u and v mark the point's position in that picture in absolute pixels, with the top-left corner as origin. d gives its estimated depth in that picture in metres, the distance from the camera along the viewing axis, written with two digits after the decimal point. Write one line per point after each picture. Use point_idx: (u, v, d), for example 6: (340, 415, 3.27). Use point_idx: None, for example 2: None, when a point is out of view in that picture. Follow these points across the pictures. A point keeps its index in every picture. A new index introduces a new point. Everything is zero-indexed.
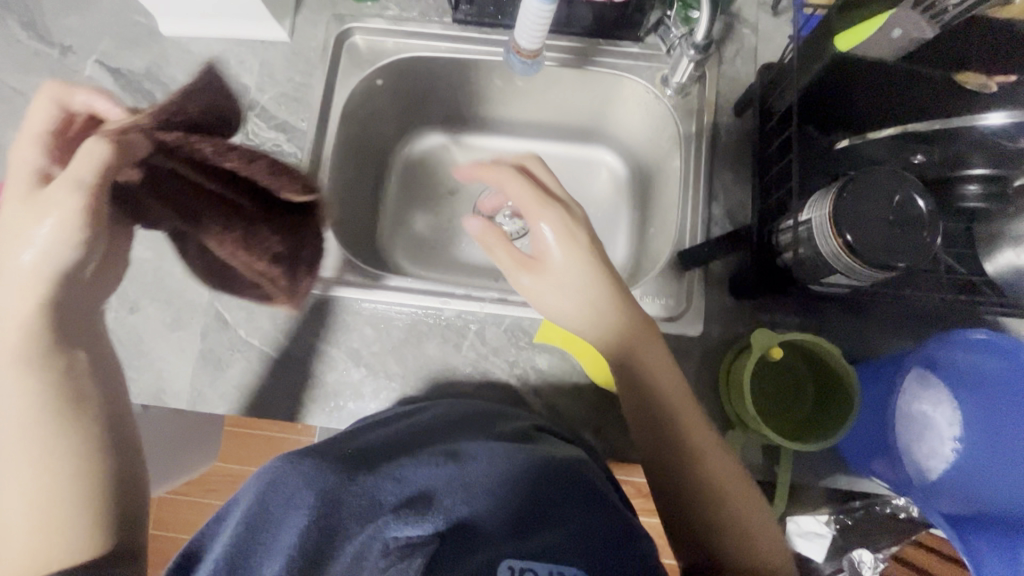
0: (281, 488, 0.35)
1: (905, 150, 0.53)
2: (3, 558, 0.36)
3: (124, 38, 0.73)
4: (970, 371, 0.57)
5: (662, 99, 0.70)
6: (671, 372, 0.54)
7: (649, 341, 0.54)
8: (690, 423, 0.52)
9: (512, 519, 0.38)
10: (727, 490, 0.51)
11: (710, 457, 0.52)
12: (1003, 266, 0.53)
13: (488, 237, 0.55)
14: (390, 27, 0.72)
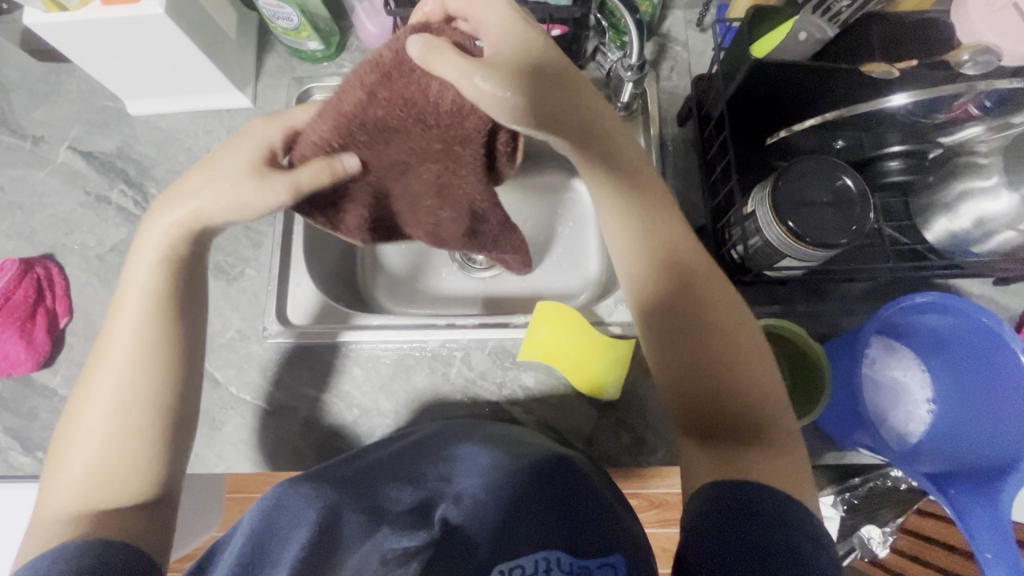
0: (284, 508, 0.38)
1: (827, 137, 0.58)
2: (63, 482, 0.46)
3: (93, 122, 0.76)
4: (927, 333, 0.60)
5: (610, 118, 0.75)
6: (734, 311, 0.51)
7: (721, 287, 0.51)
8: (756, 369, 0.48)
9: (497, 521, 0.42)
10: (785, 437, 0.46)
11: (766, 385, 0.48)
12: (941, 234, 0.58)
13: (432, 51, 0.45)
14: None
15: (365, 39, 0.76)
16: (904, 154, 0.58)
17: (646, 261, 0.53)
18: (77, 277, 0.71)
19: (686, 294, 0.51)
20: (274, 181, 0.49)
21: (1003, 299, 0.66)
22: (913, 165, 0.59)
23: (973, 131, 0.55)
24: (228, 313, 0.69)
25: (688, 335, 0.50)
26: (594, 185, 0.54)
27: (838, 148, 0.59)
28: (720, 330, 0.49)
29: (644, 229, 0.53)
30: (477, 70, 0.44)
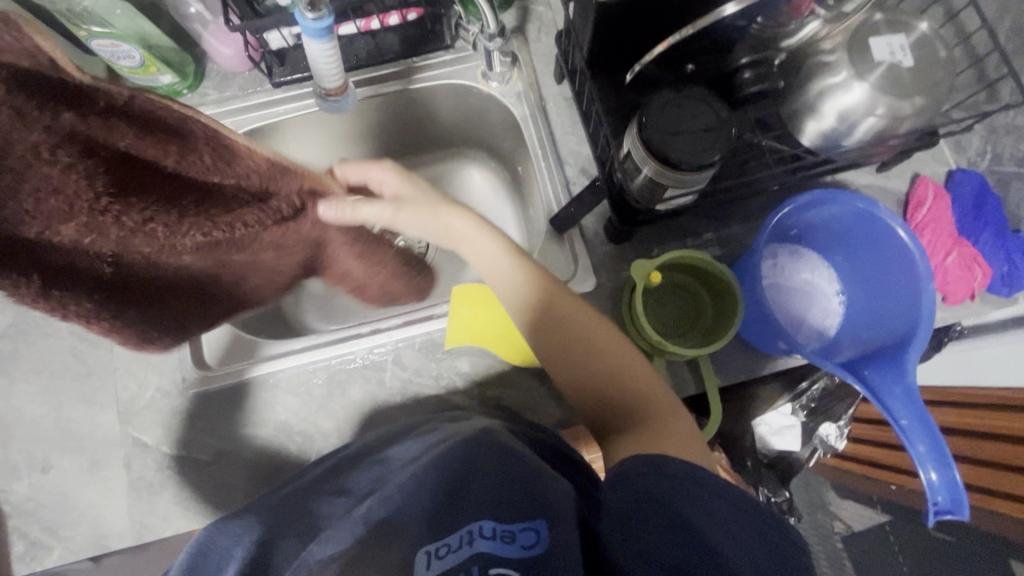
0: (209, 543, 0.42)
1: (677, 61, 0.59)
2: None
3: None
4: (823, 231, 0.62)
5: (490, 91, 0.75)
6: (597, 323, 0.56)
7: (568, 299, 0.57)
8: (617, 358, 0.54)
9: (425, 503, 0.41)
10: (657, 407, 0.52)
11: (633, 381, 0.53)
12: (813, 135, 0.61)
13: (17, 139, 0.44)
14: (215, 110, 0.73)
15: (223, 62, 0.73)
16: (751, 64, 0.60)
17: (512, 300, 0.58)
18: None
19: (550, 320, 0.56)
20: None
21: (887, 183, 0.69)
22: (759, 75, 0.60)
23: (813, 27, 0.58)
24: (141, 373, 0.66)
25: (562, 356, 0.55)
26: (459, 239, 0.60)
27: (688, 74, 0.60)
28: (586, 347, 0.55)
29: (505, 272, 0.58)
30: (397, 206, 0.59)
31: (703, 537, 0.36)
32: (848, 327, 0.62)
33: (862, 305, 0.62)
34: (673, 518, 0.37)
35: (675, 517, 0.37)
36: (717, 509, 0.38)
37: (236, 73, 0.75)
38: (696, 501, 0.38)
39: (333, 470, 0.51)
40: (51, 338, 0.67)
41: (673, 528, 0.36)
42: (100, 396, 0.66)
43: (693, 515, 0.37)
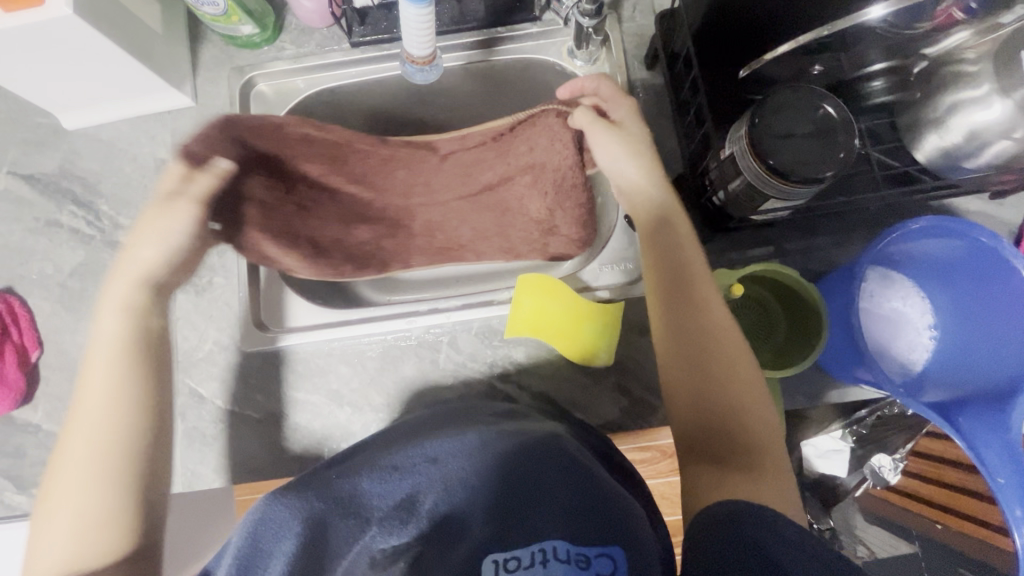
0: (271, 521, 0.39)
1: (804, 62, 0.56)
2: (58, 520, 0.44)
3: (28, 143, 0.72)
4: (926, 261, 0.57)
5: (574, 71, 0.71)
6: (740, 345, 0.52)
7: (710, 304, 0.53)
8: (738, 384, 0.50)
9: (494, 503, 0.44)
10: (765, 456, 0.47)
11: (751, 420, 0.49)
12: (931, 151, 0.56)
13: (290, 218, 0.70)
14: (292, 66, 0.72)
15: (303, 16, 0.70)
16: (887, 73, 0.56)
17: (666, 284, 0.55)
18: (41, 308, 0.68)
19: (694, 321, 0.53)
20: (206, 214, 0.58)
21: (1000, 212, 0.63)
22: (893, 84, 0.57)
23: (959, 37, 0.52)
24: (202, 326, 0.67)
25: (691, 363, 0.52)
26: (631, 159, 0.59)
27: (815, 76, 0.57)
28: (715, 357, 0.51)
29: (671, 256, 0.55)
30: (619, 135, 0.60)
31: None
32: (937, 365, 0.58)
33: (956, 344, 0.57)
34: (760, 560, 0.37)
35: (767, 563, 0.37)
36: (811, 557, 0.37)
37: (314, 28, 0.73)
38: (796, 552, 0.37)
39: (391, 440, 0.52)
40: None
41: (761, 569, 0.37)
42: None
43: (785, 558, 0.37)
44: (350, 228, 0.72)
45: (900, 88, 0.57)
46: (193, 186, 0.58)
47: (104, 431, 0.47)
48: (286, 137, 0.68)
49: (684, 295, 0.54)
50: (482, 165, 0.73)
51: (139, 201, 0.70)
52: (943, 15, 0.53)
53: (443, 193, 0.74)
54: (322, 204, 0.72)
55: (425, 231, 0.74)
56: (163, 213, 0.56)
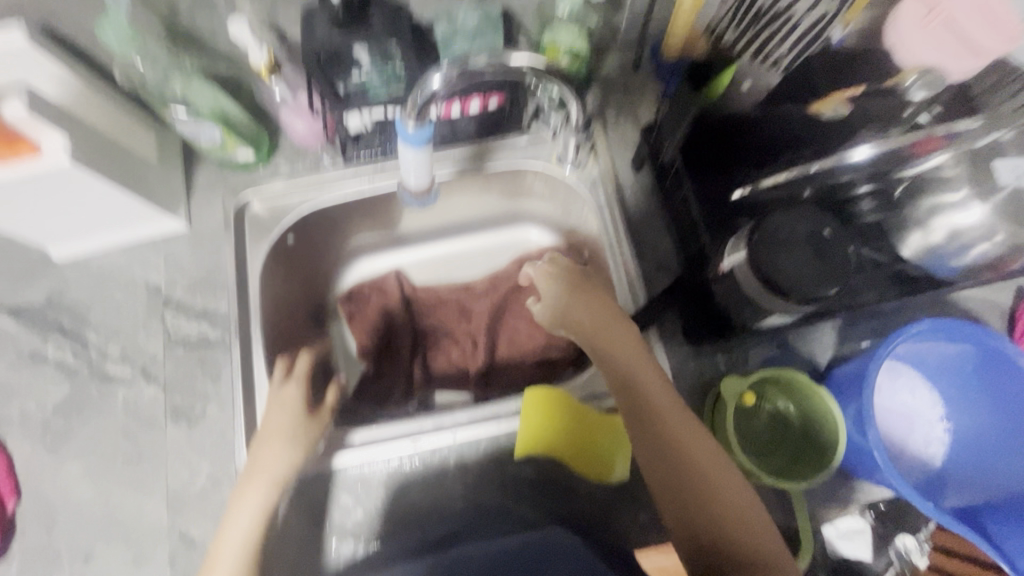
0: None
1: (797, 187, 0.52)
2: None
3: (14, 275, 0.70)
4: (934, 357, 0.57)
5: (563, 177, 0.74)
6: (704, 443, 0.53)
7: (668, 409, 0.55)
8: (717, 482, 0.52)
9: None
10: (765, 557, 0.50)
11: (733, 516, 0.51)
12: (918, 248, 0.56)
13: (385, 344, 0.86)
14: (288, 186, 0.73)
15: (298, 137, 0.72)
16: (872, 194, 0.56)
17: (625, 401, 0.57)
18: (20, 450, 0.64)
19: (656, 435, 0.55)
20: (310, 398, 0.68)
21: (990, 296, 0.64)
22: (879, 204, 0.56)
23: (938, 159, 0.53)
24: (195, 460, 0.63)
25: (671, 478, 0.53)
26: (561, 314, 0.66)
27: (805, 199, 0.53)
28: (686, 465, 0.53)
29: (622, 380, 0.57)
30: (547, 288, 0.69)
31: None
32: (953, 459, 0.57)
33: (968, 436, 0.57)
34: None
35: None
36: None
37: (309, 147, 0.74)
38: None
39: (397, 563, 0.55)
40: (104, 415, 0.65)
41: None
42: (149, 482, 0.63)
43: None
44: (424, 356, 0.86)
45: (886, 208, 0.56)
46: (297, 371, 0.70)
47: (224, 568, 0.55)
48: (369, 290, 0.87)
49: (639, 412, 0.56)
50: (510, 294, 0.87)
51: (130, 329, 0.68)
52: (932, 142, 0.51)
53: (489, 306, 0.87)
54: (402, 338, 0.86)
55: (483, 349, 0.85)
56: (295, 417, 0.64)
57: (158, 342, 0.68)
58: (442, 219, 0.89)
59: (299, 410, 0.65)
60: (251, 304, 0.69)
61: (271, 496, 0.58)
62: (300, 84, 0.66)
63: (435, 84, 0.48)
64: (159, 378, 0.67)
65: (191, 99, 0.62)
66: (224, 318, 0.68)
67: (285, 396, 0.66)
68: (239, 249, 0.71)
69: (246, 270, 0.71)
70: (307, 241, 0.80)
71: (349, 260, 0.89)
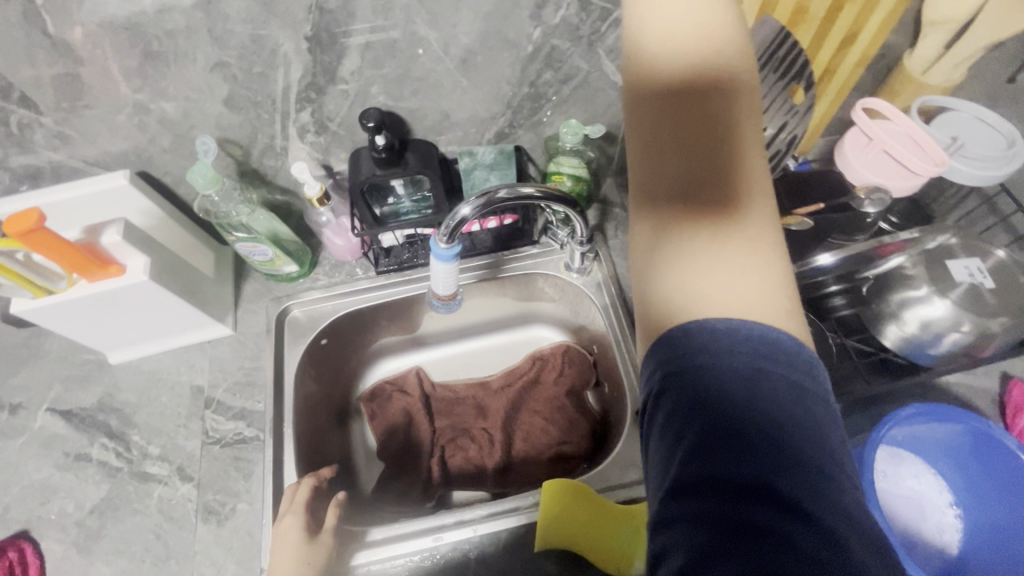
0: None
1: None
2: None
3: (73, 379, 0.77)
4: (933, 440, 0.61)
5: (572, 281, 0.82)
6: (756, 269, 0.38)
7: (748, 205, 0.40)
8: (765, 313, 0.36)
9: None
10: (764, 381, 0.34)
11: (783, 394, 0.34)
12: (896, 339, 0.62)
13: (405, 441, 0.89)
14: (324, 295, 0.82)
15: (336, 252, 0.82)
16: (842, 291, 0.67)
17: (659, 203, 0.41)
18: (54, 551, 0.66)
19: (681, 253, 0.39)
20: (319, 534, 0.63)
21: (976, 382, 0.69)
22: (851, 299, 0.67)
23: (895, 262, 0.65)
24: (221, 560, 0.65)
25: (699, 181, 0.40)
26: None
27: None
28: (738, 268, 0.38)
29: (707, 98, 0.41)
30: None
31: (805, 508, 0.29)
32: (970, 544, 0.59)
33: (975, 519, 0.60)
34: (742, 451, 0.31)
35: (704, 404, 0.33)
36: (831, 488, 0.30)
37: (344, 260, 0.84)
38: (740, 356, 0.34)
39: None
40: (138, 514, 0.68)
41: (748, 470, 0.31)
42: None
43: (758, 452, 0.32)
44: (441, 453, 0.88)
45: (859, 302, 0.66)
46: (296, 495, 0.65)
47: None
48: (392, 391, 0.93)
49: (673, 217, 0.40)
50: (524, 391, 0.92)
51: (171, 428, 0.73)
52: (891, 245, 0.65)
53: (505, 403, 0.91)
54: (420, 436, 0.89)
55: (499, 446, 0.88)
56: (295, 552, 0.60)
57: (197, 441, 0.72)
58: (462, 321, 0.97)
59: (300, 537, 0.61)
60: (285, 403, 0.74)
61: None
62: (343, 210, 0.78)
63: (464, 211, 0.58)
64: (194, 476, 0.70)
65: (252, 226, 0.73)
66: (259, 416, 0.73)
67: (285, 528, 0.62)
68: (278, 352, 0.78)
69: (283, 371, 0.77)
70: (337, 343, 0.87)
71: (372, 361, 0.96)
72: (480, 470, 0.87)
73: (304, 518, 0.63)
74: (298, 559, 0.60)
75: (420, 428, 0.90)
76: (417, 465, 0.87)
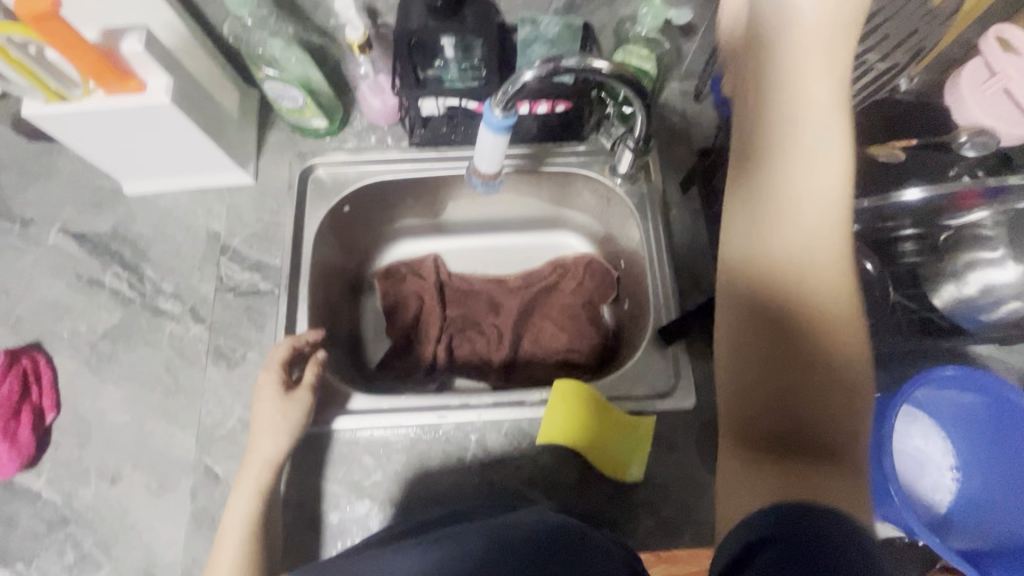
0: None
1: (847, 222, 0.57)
2: None
3: (86, 204, 0.74)
4: (951, 406, 0.60)
5: (615, 188, 0.77)
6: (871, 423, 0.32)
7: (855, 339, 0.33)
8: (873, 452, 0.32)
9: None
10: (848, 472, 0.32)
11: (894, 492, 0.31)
12: (948, 299, 0.59)
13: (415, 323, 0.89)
14: (351, 158, 0.77)
15: (369, 113, 0.76)
16: (915, 237, 0.60)
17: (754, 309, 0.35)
18: (66, 367, 0.67)
19: (794, 409, 0.33)
20: (297, 391, 0.62)
21: (1012, 358, 0.66)
22: (920, 248, 0.60)
23: (978, 215, 0.57)
24: (229, 401, 0.66)
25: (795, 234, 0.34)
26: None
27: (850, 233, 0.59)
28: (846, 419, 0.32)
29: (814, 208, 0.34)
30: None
31: None
32: (958, 507, 0.59)
33: (974, 484, 0.59)
34: None
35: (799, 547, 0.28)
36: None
37: (376, 124, 0.78)
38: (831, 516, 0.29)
39: (398, 534, 0.52)
40: (149, 346, 0.68)
41: None
42: (183, 416, 0.65)
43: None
44: (447, 341, 0.88)
45: (928, 253, 0.60)
46: (273, 357, 0.64)
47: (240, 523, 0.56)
48: (408, 273, 0.91)
49: (772, 262, 0.34)
50: (540, 296, 0.90)
51: (185, 269, 0.72)
52: (970, 197, 0.54)
53: (519, 304, 0.90)
54: (429, 321, 0.89)
55: (507, 344, 0.87)
56: (273, 406, 0.61)
57: (210, 285, 0.71)
58: (489, 214, 0.92)
59: (278, 395, 0.61)
60: (303, 263, 0.73)
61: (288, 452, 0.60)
62: (383, 67, 0.72)
63: (527, 77, 0.51)
64: (206, 319, 0.69)
65: (283, 65, 0.67)
66: (275, 272, 0.72)
67: (262, 386, 0.62)
68: (299, 210, 0.75)
69: (303, 230, 0.74)
70: (359, 214, 0.83)
71: (391, 240, 0.93)
72: (485, 364, 0.87)
73: (280, 374, 0.63)
74: (279, 414, 0.60)
75: (430, 314, 0.89)
76: (422, 347, 0.87)
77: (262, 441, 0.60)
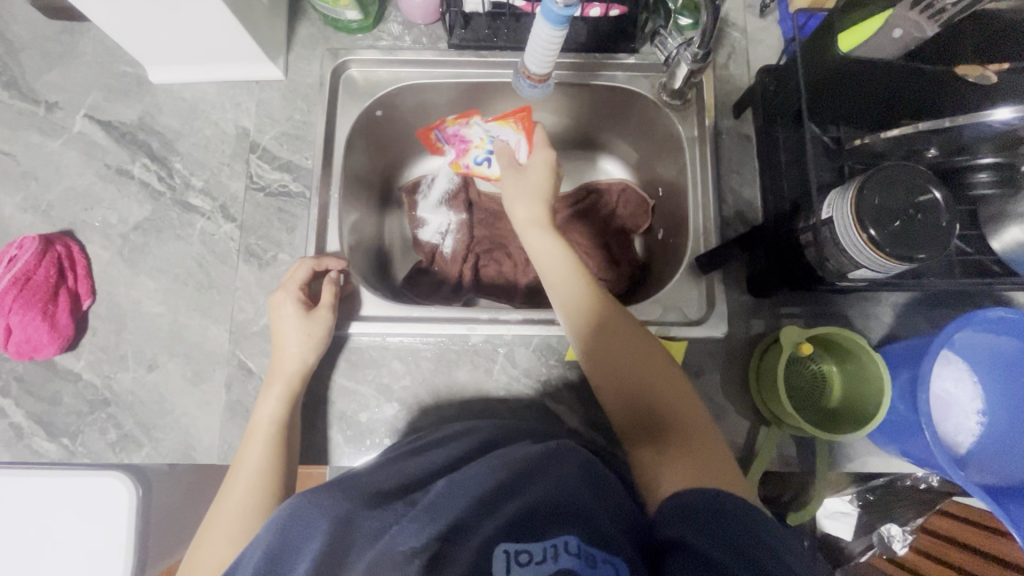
0: (300, 517, 0.34)
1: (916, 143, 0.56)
2: (230, 494, 0.54)
3: (111, 90, 0.71)
4: (987, 350, 0.59)
5: (661, 107, 0.72)
6: (663, 372, 0.55)
7: (610, 312, 0.58)
8: (673, 390, 0.54)
9: (480, 504, 0.39)
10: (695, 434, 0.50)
11: (672, 396, 0.53)
12: (1009, 242, 0.55)
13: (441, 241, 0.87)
14: (384, 58, 0.72)
15: (407, 11, 0.72)
16: (996, 165, 0.55)
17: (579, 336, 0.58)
18: (99, 256, 0.67)
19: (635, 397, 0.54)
20: (318, 311, 0.61)
21: None
22: (1000, 177, 0.55)
23: None
24: (260, 299, 0.66)
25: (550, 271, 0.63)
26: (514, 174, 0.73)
27: (926, 158, 0.56)
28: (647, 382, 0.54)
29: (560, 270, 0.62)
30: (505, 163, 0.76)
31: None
32: (980, 448, 0.60)
33: (1002, 427, 0.59)
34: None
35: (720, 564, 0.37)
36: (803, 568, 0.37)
37: (414, 22, 0.73)
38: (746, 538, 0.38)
39: (423, 456, 0.48)
40: (182, 241, 0.68)
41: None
42: (216, 311, 0.66)
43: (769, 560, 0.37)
44: (475, 262, 0.86)
45: (1010, 183, 0.55)
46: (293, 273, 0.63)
47: (270, 416, 0.58)
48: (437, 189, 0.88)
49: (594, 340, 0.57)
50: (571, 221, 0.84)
51: (215, 165, 0.70)
52: None
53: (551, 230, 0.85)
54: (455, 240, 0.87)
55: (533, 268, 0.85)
56: (294, 321, 0.60)
57: (240, 183, 0.69)
58: None
59: (296, 309, 0.61)
60: (334, 165, 0.70)
61: (309, 354, 0.60)
62: None
63: None
64: (237, 218, 0.68)
65: None
66: (306, 174, 0.70)
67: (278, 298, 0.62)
68: (331, 111, 0.72)
69: (334, 133, 0.71)
70: (390, 121, 0.80)
71: (420, 154, 0.89)
72: (509, 287, 0.85)
73: (298, 294, 0.62)
74: (303, 328, 0.60)
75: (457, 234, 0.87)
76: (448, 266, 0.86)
77: (287, 343, 0.60)
